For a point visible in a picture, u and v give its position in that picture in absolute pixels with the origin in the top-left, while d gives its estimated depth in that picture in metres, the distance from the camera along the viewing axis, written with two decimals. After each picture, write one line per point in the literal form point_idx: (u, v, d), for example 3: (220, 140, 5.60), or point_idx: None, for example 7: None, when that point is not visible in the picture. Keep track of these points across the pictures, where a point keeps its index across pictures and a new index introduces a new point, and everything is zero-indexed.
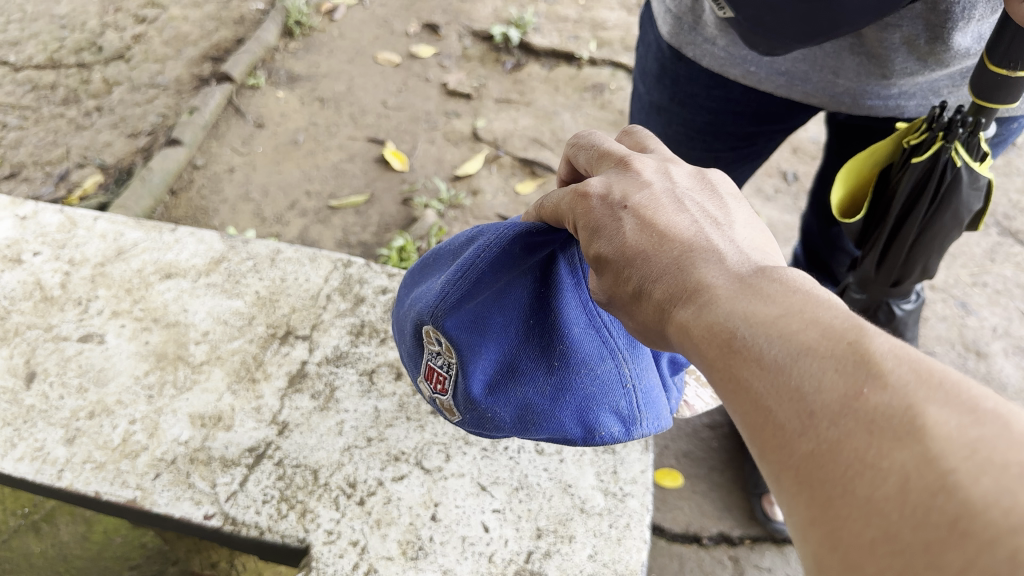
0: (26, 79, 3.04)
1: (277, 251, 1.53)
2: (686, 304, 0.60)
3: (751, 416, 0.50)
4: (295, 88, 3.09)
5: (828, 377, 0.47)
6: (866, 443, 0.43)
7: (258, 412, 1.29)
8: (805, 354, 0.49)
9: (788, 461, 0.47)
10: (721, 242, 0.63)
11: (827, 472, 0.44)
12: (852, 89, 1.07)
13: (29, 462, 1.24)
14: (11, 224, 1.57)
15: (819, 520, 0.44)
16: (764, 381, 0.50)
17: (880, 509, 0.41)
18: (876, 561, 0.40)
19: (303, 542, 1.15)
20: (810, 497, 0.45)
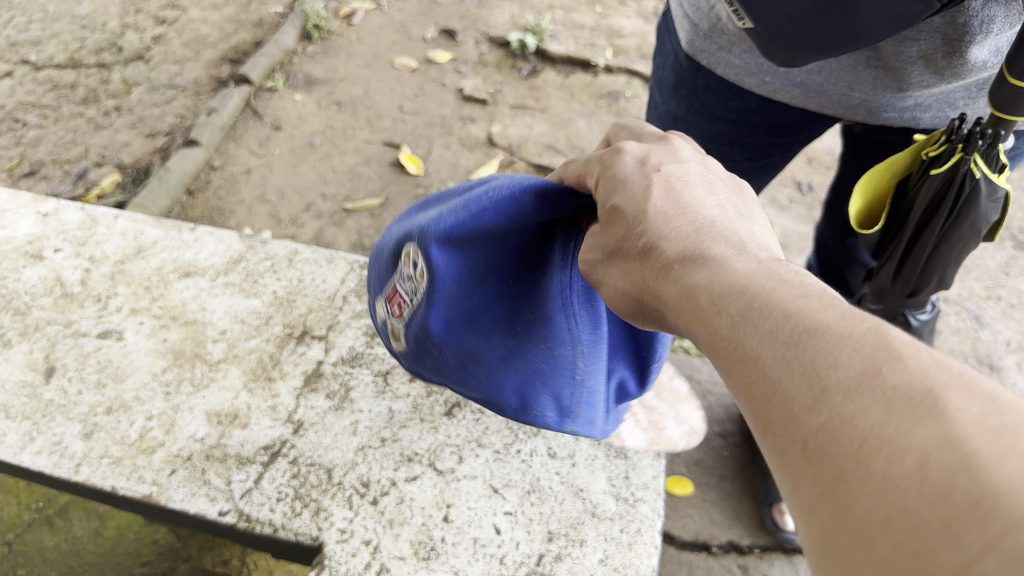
0: (47, 78, 3.07)
1: (294, 252, 1.54)
2: (694, 271, 0.59)
3: (758, 389, 0.48)
4: (312, 91, 3.11)
5: (845, 354, 0.44)
6: (887, 420, 0.40)
7: (274, 411, 1.30)
8: (820, 331, 0.47)
9: (795, 436, 0.44)
10: (741, 231, 0.63)
11: (836, 448, 0.41)
12: (867, 101, 1.07)
13: (47, 456, 1.26)
14: (33, 221, 1.59)
15: (826, 497, 0.41)
16: (776, 347, 0.48)
17: (896, 486, 0.38)
18: (887, 540, 0.37)
19: (316, 541, 1.16)
20: (816, 473, 0.42)
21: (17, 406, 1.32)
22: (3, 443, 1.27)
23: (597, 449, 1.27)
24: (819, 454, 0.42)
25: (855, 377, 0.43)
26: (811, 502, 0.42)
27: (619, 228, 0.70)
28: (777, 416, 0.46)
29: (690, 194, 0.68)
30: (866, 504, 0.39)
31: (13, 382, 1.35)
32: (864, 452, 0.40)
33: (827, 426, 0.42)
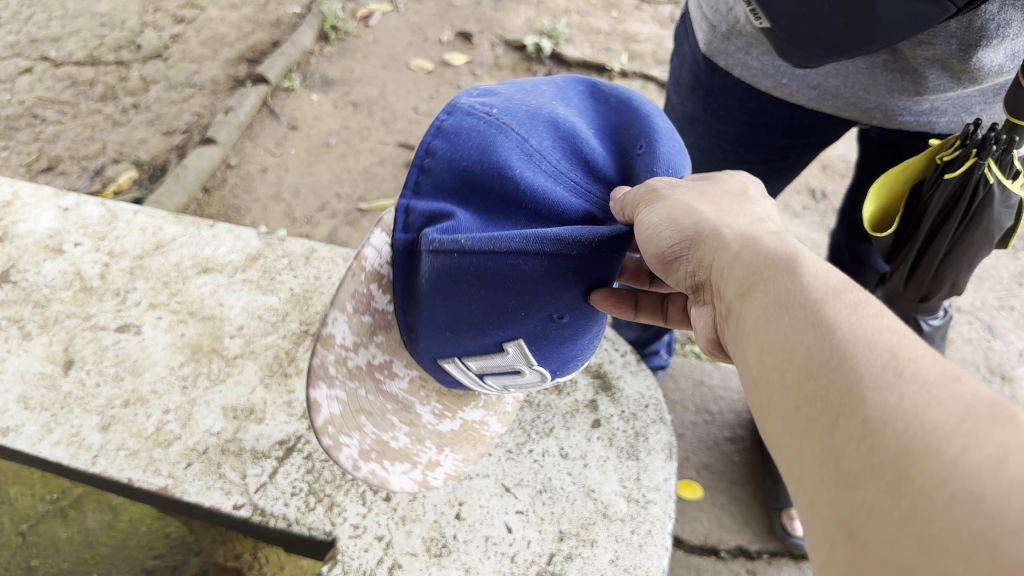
0: (66, 74, 3.10)
1: (311, 250, 1.56)
2: (773, 270, 0.63)
3: (828, 368, 0.51)
4: (329, 92, 3.13)
5: (931, 364, 0.48)
6: (963, 417, 0.43)
7: (290, 406, 1.32)
8: (906, 343, 0.50)
9: (862, 411, 0.47)
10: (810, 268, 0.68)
11: (907, 428, 0.44)
12: (883, 104, 1.07)
13: (65, 447, 1.27)
14: (54, 215, 1.61)
15: (888, 466, 0.43)
16: (858, 335, 0.52)
17: (967, 468, 0.40)
18: (949, 512, 0.39)
19: (329, 536, 1.18)
20: (879, 444, 0.45)
21: (36, 398, 1.34)
22: (22, 433, 1.29)
23: (608, 450, 1.27)
24: (885, 429, 0.45)
25: (936, 378, 0.46)
26: (865, 471, 0.44)
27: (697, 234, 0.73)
28: (840, 393, 0.49)
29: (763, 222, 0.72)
30: (927, 478, 0.41)
31: (33, 373, 1.37)
32: (933, 434, 0.43)
33: (897, 408, 0.45)
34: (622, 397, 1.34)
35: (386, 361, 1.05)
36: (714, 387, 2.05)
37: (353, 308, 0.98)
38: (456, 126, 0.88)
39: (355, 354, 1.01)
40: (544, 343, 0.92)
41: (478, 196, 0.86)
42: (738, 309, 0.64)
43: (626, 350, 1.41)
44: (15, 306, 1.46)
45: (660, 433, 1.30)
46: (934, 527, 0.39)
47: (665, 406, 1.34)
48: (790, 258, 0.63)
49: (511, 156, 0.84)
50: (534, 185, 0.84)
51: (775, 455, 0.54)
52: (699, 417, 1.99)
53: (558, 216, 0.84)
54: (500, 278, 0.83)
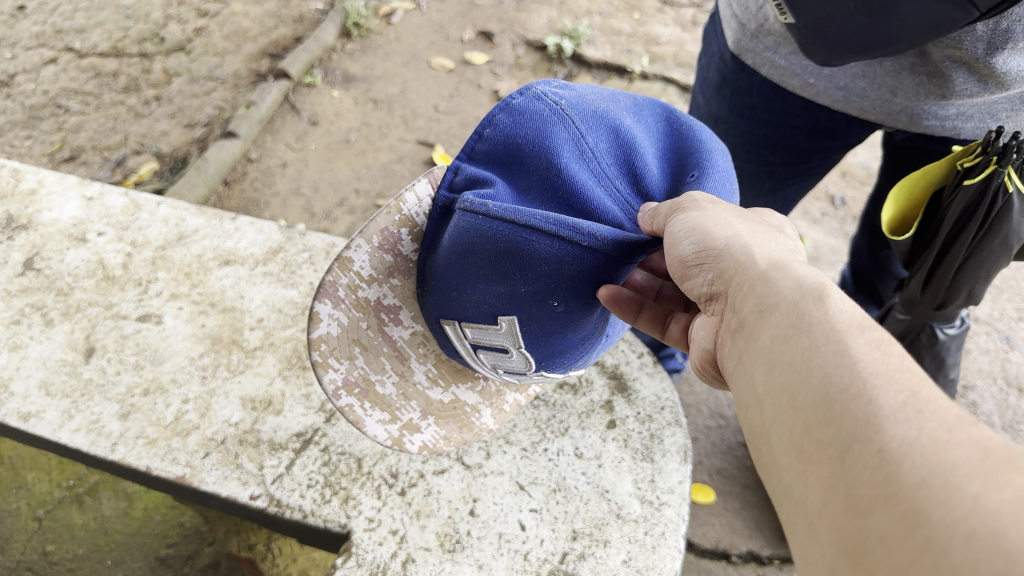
0: (90, 66, 3.13)
1: (331, 245, 1.56)
2: (799, 288, 0.64)
3: (842, 393, 0.52)
4: (350, 88, 3.15)
5: (950, 403, 0.49)
6: (981, 457, 0.44)
7: (308, 399, 1.33)
8: (923, 378, 0.52)
9: (877, 440, 0.48)
10: None
11: (924, 460, 0.45)
12: (909, 107, 1.06)
13: (84, 434, 1.29)
14: (78, 204, 1.63)
15: (904, 497, 0.44)
16: (876, 364, 0.53)
17: (985, 505, 0.40)
18: (965, 548, 0.40)
19: (344, 528, 1.18)
20: (895, 475, 0.45)
21: (58, 384, 1.35)
22: (42, 419, 1.31)
23: (623, 449, 1.28)
24: (901, 462, 0.46)
25: (953, 419, 0.47)
26: (880, 500, 0.45)
27: (722, 251, 0.74)
28: (857, 422, 0.50)
29: (788, 250, 0.74)
30: (945, 513, 0.42)
31: (54, 360, 1.38)
32: (951, 472, 0.43)
33: (915, 443, 0.46)
34: (638, 399, 1.35)
35: (396, 306, 1.06)
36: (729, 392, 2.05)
37: (379, 243, 1.01)
38: (525, 105, 0.89)
39: (367, 287, 1.03)
40: (532, 326, 0.93)
41: (522, 172, 0.88)
42: (753, 325, 0.65)
43: (643, 352, 1.42)
44: (38, 293, 1.48)
45: (675, 435, 1.30)
46: (949, 563, 0.40)
47: (681, 409, 1.34)
48: (811, 282, 0.64)
49: (563, 148, 0.86)
50: (575, 180, 0.86)
51: (778, 475, 0.55)
52: (713, 421, 1.99)
53: (587, 215, 0.86)
54: (512, 252, 0.85)
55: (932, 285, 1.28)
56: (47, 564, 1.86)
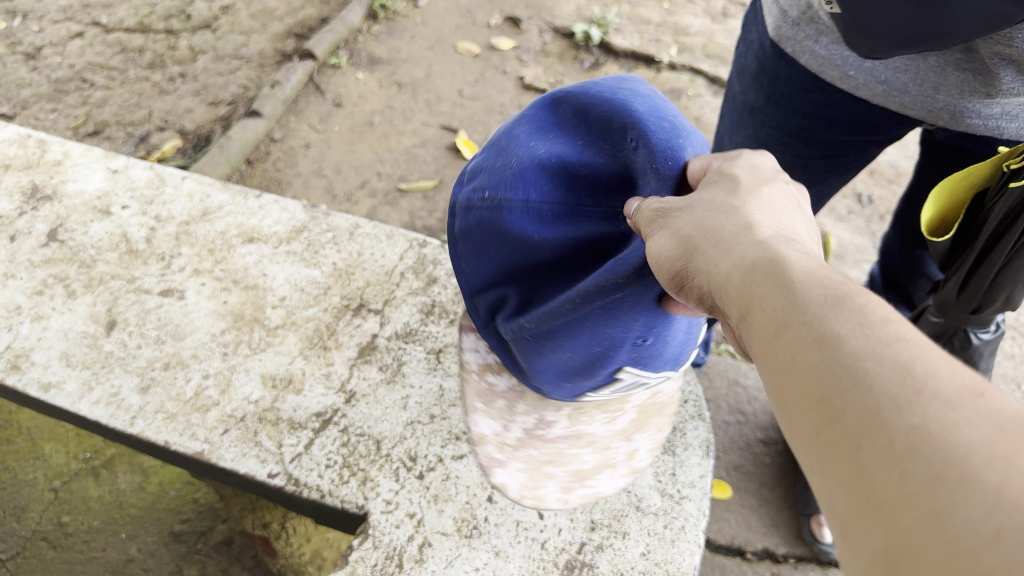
0: (116, 41, 3.13)
1: (356, 225, 1.55)
2: (774, 297, 0.57)
3: (837, 385, 0.48)
4: (375, 70, 3.13)
5: (950, 370, 0.45)
6: (996, 439, 0.40)
7: (328, 379, 1.32)
8: (917, 343, 0.48)
9: (881, 432, 0.44)
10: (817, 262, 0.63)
11: (933, 453, 0.41)
12: (951, 105, 1.03)
13: (104, 407, 1.29)
14: (103, 176, 1.62)
15: (918, 502, 0.41)
16: (864, 344, 0.49)
17: (1011, 498, 0.37)
18: (996, 551, 0.36)
19: (361, 509, 1.18)
20: (906, 472, 0.42)
21: (79, 356, 1.35)
22: (63, 390, 1.31)
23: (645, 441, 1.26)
24: (912, 457, 0.42)
25: (956, 393, 0.44)
26: (898, 504, 0.42)
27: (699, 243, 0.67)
28: (858, 416, 0.46)
29: (763, 214, 0.68)
30: (969, 512, 0.38)
31: (76, 332, 1.38)
32: (969, 459, 0.40)
33: (924, 429, 0.43)
34: None
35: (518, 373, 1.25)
36: (748, 388, 2.01)
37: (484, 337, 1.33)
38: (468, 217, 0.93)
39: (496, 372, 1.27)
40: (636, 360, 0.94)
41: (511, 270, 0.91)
42: (740, 320, 0.60)
43: None
44: (62, 264, 1.47)
45: (698, 429, 1.28)
46: (983, 569, 0.36)
47: (705, 403, 1.32)
48: (786, 262, 0.59)
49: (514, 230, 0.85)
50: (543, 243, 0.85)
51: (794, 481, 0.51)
52: (732, 416, 1.96)
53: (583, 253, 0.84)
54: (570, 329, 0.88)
55: (969, 288, 1.25)
56: (63, 535, 1.87)
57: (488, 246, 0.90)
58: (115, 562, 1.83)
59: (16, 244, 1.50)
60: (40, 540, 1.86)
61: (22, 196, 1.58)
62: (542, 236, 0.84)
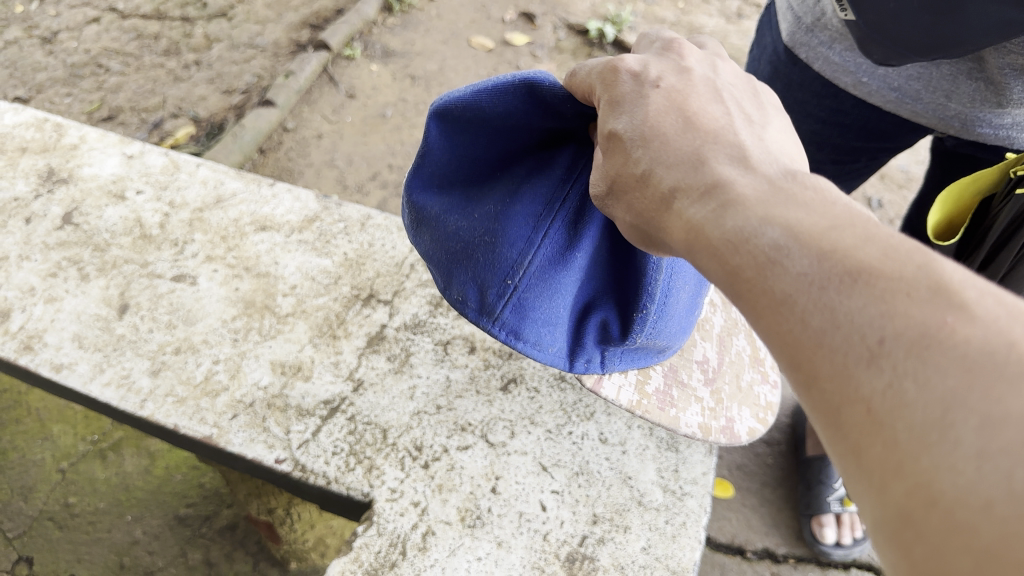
0: (132, 27, 3.15)
1: (367, 217, 1.56)
2: (713, 263, 0.59)
3: (806, 351, 0.49)
4: (389, 63, 3.15)
5: (904, 306, 0.46)
6: (965, 384, 0.41)
7: (336, 367, 1.34)
8: (864, 279, 0.48)
9: (856, 398, 0.45)
10: (737, 176, 0.63)
11: (908, 416, 0.42)
12: (963, 113, 1.03)
13: (115, 389, 1.30)
14: (119, 161, 1.64)
15: (904, 471, 0.42)
16: (821, 299, 0.49)
17: (991, 457, 0.38)
18: (987, 517, 0.37)
19: (366, 497, 1.19)
20: (887, 439, 0.43)
21: (91, 338, 1.37)
22: (74, 371, 1.33)
23: (648, 437, 1.27)
24: (889, 424, 0.43)
25: (918, 334, 0.44)
26: (886, 475, 0.43)
27: (652, 205, 0.68)
28: (833, 380, 0.47)
29: (682, 148, 0.67)
30: (954, 480, 0.39)
31: (88, 315, 1.40)
32: (942, 419, 0.41)
33: (897, 391, 0.43)
34: None
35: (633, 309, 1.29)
36: None
37: None
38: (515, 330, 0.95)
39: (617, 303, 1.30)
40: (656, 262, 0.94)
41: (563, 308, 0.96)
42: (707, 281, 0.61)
43: None
44: (76, 247, 1.49)
45: None
46: (976, 535, 0.37)
47: None
48: (723, 215, 0.60)
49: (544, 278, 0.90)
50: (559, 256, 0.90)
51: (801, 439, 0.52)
52: None
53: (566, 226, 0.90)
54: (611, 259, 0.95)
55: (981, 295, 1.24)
56: (69, 515, 1.89)
57: (560, 317, 0.95)
58: (120, 544, 1.85)
59: (31, 225, 1.52)
60: (47, 520, 1.88)
61: (38, 179, 1.60)
62: (575, 256, 0.90)
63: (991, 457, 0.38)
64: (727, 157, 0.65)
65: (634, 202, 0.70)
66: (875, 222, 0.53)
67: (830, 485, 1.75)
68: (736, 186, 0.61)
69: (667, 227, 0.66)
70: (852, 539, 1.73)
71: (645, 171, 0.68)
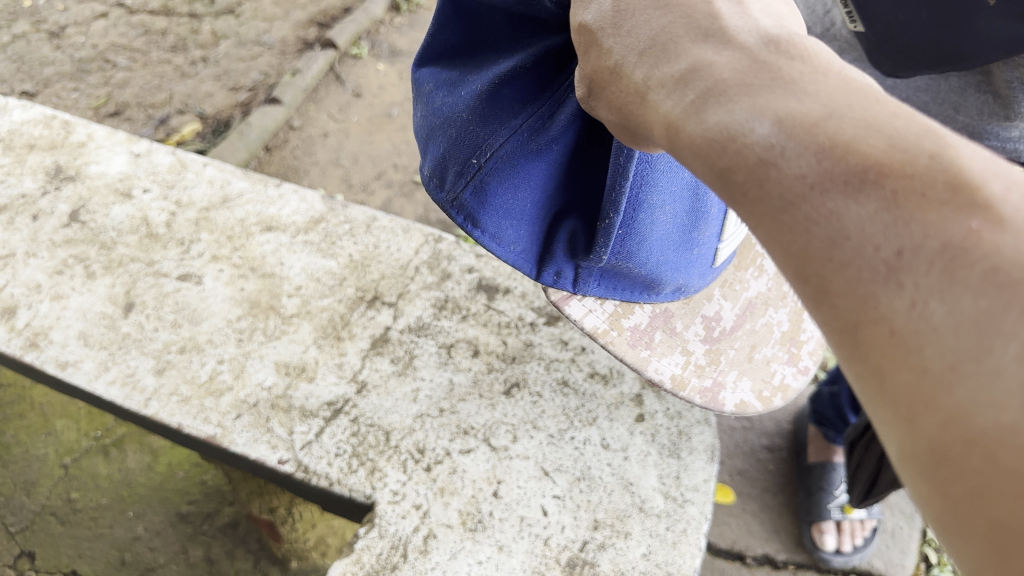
0: (139, 23, 3.16)
1: (373, 218, 1.56)
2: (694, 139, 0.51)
3: (809, 265, 0.43)
4: (396, 62, 3.15)
5: (920, 214, 0.40)
6: (1000, 309, 0.36)
7: (340, 368, 1.34)
8: (869, 181, 0.42)
9: (873, 324, 0.40)
10: (716, 49, 0.54)
11: (938, 349, 0.37)
12: (970, 125, 1.02)
13: (120, 387, 1.31)
14: (126, 159, 1.64)
15: (935, 413, 0.37)
16: (823, 202, 0.43)
17: None
18: None
19: (368, 499, 1.20)
20: (915, 372, 0.38)
21: (96, 336, 1.37)
22: (80, 369, 1.33)
23: (649, 444, 1.26)
24: (914, 359, 0.38)
25: (941, 250, 0.39)
26: (912, 415, 0.38)
27: (626, 101, 0.59)
28: (840, 300, 0.41)
29: (659, 29, 0.57)
30: (995, 424, 0.35)
31: (94, 313, 1.40)
32: (979, 353, 0.36)
33: (923, 320, 0.38)
34: (669, 395, 1.33)
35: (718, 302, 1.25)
36: None
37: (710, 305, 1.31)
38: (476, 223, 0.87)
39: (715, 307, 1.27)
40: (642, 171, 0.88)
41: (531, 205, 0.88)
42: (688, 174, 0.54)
43: None
44: (82, 245, 1.50)
45: (704, 435, 1.28)
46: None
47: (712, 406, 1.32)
48: (702, 99, 0.51)
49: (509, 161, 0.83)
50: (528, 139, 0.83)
51: None
52: (738, 421, 1.97)
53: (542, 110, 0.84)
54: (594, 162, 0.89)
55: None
56: (71, 511, 1.90)
57: (524, 212, 0.87)
58: (122, 540, 1.86)
59: (38, 222, 1.53)
60: (49, 515, 1.90)
61: (46, 176, 1.61)
62: (548, 144, 0.84)
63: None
64: (699, 33, 0.56)
65: (613, 100, 0.61)
66: (874, 100, 0.46)
67: (831, 493, 1.76)
68: (712, 67, 0.52)
69: (640, 120, 0.58)
70: (852, 547, 1.74)
71: (618, 63, 0.60)
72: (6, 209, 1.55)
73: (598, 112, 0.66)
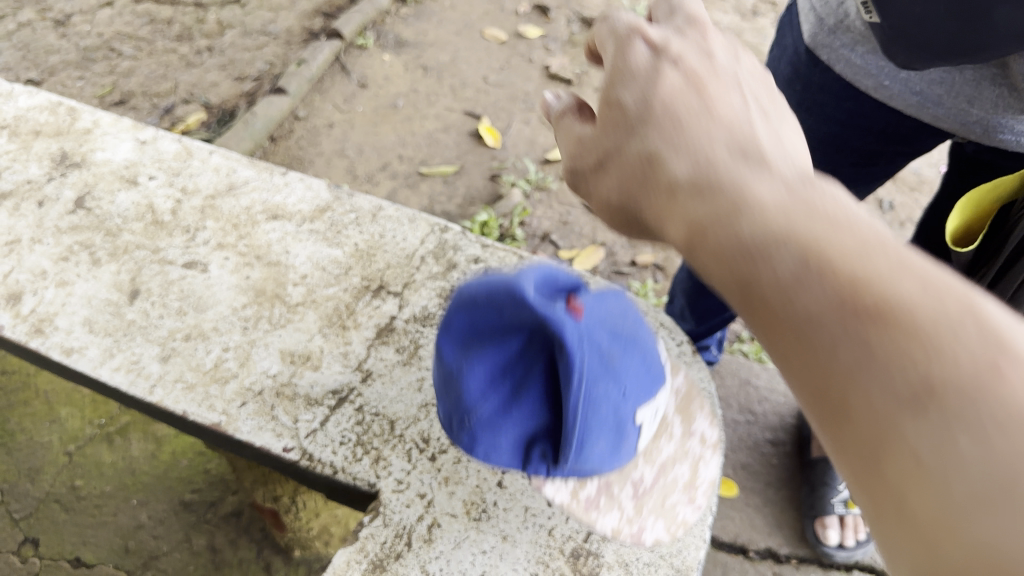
0: (145, 12, 3.16)
1: (379, 208, 1.56)
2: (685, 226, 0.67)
3: (772, 327, 0.58)
4: (401, 53, 3.14)
5: (845, 296, 0.54)
6: (900, 386, 0.50)
7: (345, 357, 1.34)
8: (812, 274, 0.56)
9: (820, 392, 0.54)
10: (705, 149, 0.68)
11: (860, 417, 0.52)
12: (985, 119, 1.03)
13: (124, 374, 1.31)
14: (132, 146, 1.64)
15: (861, 456, 0.52)
16: (781, 280, 0.57)
17: (926, 457, 0.48)
18: (929, 509, 0.48)
19: (372, 488, 1.20)
20: (846, 428, 0.53)
21: (101, 323, 1.37)
22: (84, 355, 1.33)
23: None
24: (844, 412, 0.53)
25: (859, 329, 0.52)
26: (843, 447, 0.53)
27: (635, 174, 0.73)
28: (796, 357, 0.56)
29: (669, 126, 0.71)
30: (906, 468, 0.49)
31: (99, 299, 1.40)
32: (886, 413, 0.50)
33: (853, 386, 0.52)
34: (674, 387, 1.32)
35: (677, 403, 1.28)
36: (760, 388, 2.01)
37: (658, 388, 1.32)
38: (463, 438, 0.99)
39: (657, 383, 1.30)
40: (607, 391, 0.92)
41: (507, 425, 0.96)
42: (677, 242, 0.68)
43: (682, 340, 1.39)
44: (88, 232, 1.49)
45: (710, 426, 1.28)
46: (928, 521, 0.48)
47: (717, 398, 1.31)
48: (693, 209, 0.66)
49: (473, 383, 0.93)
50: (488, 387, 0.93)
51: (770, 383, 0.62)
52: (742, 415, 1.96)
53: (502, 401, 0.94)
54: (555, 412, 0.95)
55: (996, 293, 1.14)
56: (75, 498, 1.91)
57: (501, 444, 0.98)
58: (126, 527, 1.87)
59: (44, 209, 1.53)
60: (53, 502, 1.90)
61: (51, 162, 1.60)
62: (512, 410, 0.94)
63: (931, 454, 0.48)
64: (685, 136, 0.70)
65: (616, 188, 0.75)
66: (825, 209, 0.59)
67: (835, 487, 1.76)
68: (710, 168, 0.67)
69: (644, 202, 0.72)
70: (855, 541, 1.74)
71: (621, 153, 0.75)
72: (12, 195, 1.55)
73: (597, 194, 0.79)
